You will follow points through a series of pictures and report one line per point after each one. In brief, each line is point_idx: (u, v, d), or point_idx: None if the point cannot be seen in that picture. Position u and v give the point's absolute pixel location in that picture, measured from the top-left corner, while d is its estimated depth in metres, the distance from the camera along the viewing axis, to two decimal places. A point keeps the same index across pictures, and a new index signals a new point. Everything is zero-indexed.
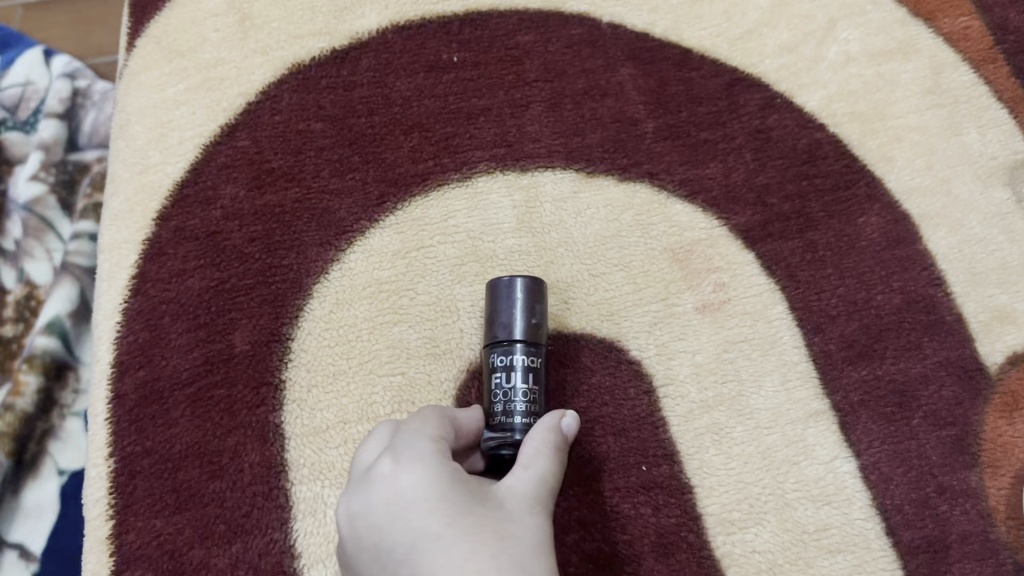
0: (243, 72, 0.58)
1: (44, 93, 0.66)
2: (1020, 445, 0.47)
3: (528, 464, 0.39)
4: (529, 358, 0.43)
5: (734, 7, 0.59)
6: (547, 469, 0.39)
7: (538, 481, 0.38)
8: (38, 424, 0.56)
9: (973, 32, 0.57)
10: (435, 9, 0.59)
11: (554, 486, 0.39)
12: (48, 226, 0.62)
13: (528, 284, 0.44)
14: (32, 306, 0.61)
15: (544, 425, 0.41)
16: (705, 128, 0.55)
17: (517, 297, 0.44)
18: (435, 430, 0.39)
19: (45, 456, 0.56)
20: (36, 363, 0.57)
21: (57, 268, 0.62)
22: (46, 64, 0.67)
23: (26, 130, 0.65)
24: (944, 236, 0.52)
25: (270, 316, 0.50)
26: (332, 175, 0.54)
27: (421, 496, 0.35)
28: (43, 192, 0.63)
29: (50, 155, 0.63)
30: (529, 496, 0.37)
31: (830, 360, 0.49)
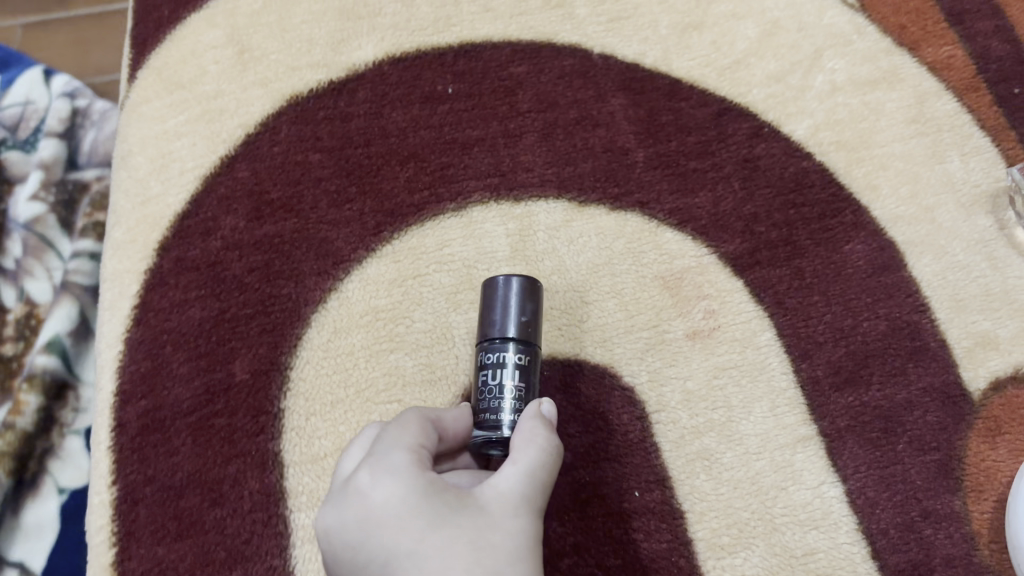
0: (242, 104, 0.59)
1: (44, 112, 0.71)
2: (1003, 470, 0.48)
3: (517, 460, 0.38)
4: (519, 357, 0.43)
5: (723, 38, 0.60)
6: (536, 461, 0.38)
7: (527, 477, 0.38)
8: (39, 442, 0.61)
9: (956, 61, 0.59)
10: (430, 41, 0.60)
11: (545, 479, 0.38)
12: (48, 244, 0.68)
13: (522, 283, 0.44)
14: (31, 325, 0.66)
15: (529, 416, 0.40)
16: (694, 157, 0.57)
17: (511, 295, 0.44)
18: (417, 437, 0.38)
19: (45, 474, 0.61)
20: (36, 384, 0.62)
21: (56, 286, 0.67)
22: (46, 84, 0.72)
23: (26, 149, 0.70)
24: (929, 263, 0.53)
25: (269, 345, 0.51)
26: (330, 206, 0.55)
27: (396, 510, 0.35)
28: (43, 211, 0.68)
29: (50, 175, 0.68)
30: (516, 496, 0.37)
31: (818, 387, 0.50)
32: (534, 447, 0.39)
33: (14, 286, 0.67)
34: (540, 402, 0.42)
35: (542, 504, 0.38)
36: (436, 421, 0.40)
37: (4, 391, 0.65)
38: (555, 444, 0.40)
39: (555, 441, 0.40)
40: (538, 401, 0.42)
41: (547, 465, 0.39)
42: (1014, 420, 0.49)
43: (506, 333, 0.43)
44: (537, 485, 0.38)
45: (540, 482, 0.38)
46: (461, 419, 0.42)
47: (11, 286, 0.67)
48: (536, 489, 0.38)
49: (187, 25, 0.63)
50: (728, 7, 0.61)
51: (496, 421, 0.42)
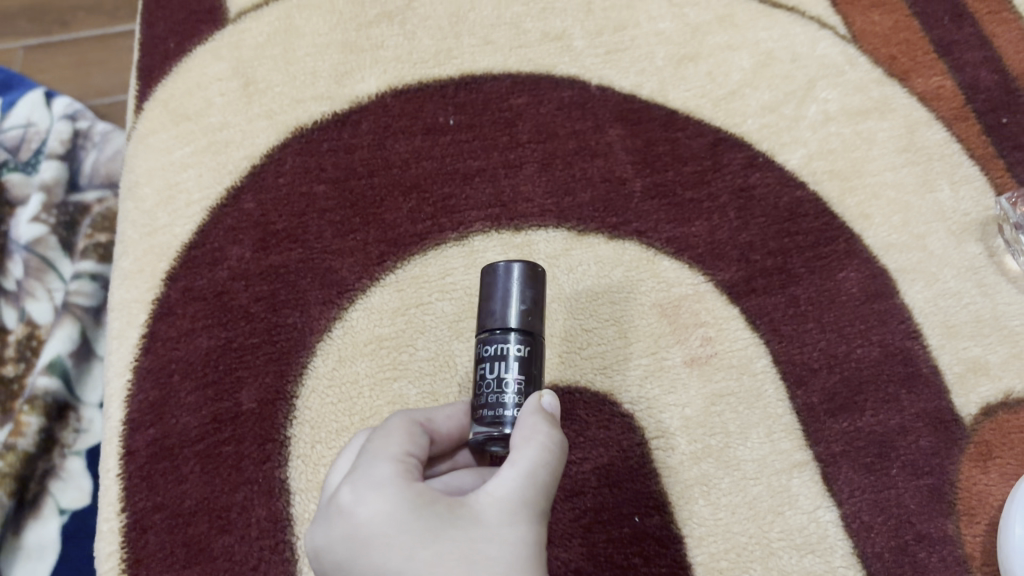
0: (248, 136, 0.60)
1: (44, 133, 0.74)
2: (994, 494, 0.49)
3: (516, 462, 0.36)
4: (520, 348, 0.40)
5: (718, 69, 0.62)
6: (536, 461, 0.37)
7: (527, 480, 0.36)
8: (40, 463, 0.63)
9: (946, 91, 0.61)
10: (432, 73, 0.62)
11: (547, 480, 0.37)
12: (48, 265, 0.70)
13: (524, 267, 0.41)
14: (32, 344, 0.68)
15: (530, 411, 0.39)
16: (690, 187, 0.58)
17: (512, 282, 0.41)
18: (402, 446, 0.38)
19: (45, 494, 0.62)
20: (38, 405, 0.63)
21: (56, 306, 0.69)
22: (46, 106, 0.75)
23: (27, 170, 0.73)
24: (920, 290, 0.54)
25: (275, 374, 0.52)
26: (334, 236, 0.56)
27: (381, 528, 0.35)
28: (43, 232, 0.71)
29: (52, 197, 0.71)
30: (514, 501, 0.36)
31: (813, 413, 0.51)
32: (534, 446, 0.37)
33: (15, 307, 0.69)
34: (541, 393, 0.40)
35: (546, 504, 0.37)
36: (425, 423, 0.41)
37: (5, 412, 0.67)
38: (558, 439, 0.38)
39: (557, 435, 0.38)
40: (537, 393, 0.40)
41: (549, 463, 0.37)
42: (1005, 444, 0.50)
43: (508, 322, 0.40)
44: (539, 486, 0.37)
45: (541, 482, 0.37)
46: (454, 416, 0.42)
47: (12, 307, 0.69)
48: (539, 490, 0.37)
49: (194, 58, 0.64)
50: (722, 39, 0.63)
51: (498, 417, 0.39)
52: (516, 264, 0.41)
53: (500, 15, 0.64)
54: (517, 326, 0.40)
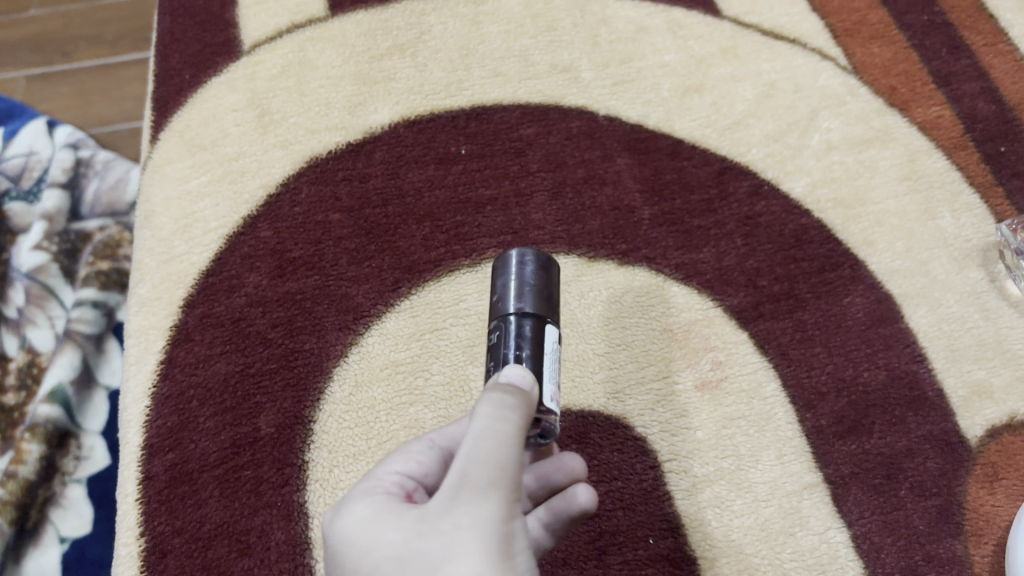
0: (263, 166, 0.62)
1: (46, 162, 0.79)
2: (1001, 514, 0.50)
3: (466, 443, 0.34)
4: (534, 332, 0.38)
5: (722, 101, 0.64)
6: (485, 433, 0.33)
7: (473, 457, 0.33)
8: (41, 491, 0.63)
9: (945, 121, 0.63)
10: (443, 104, 0.64)
11: (498, 448, 0.33)
12: (50, 293, 0.72)
13: (531, 255, 0.40)
14: (33, 373, 0.69)
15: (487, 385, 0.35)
16: (697, 215, 0.59)
17: (521, 267, 0.40)
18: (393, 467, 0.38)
19: (46, 523, 0.63)
20: (39, 433, 0.64)
21: (57, 334, 0.71)
22: (48, 136, 0.80)
23: (28, 199, 0.77)
24: (925, 314, 0.56)
25: (293, 399, 0.53)
26: (350, 264, 0.57)
27: (336, 542, 0.34)
28: (45, 261, 0.73)
29: (54, 225, 0.74)
30: (458, 484, 0.33)
31: (822, 436, 0.52)
32: (481, 419, 0.34)
33: (16, 334, 0.71)
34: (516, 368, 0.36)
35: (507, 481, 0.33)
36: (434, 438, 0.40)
37: (5, 440, 0.67)
38: (513, 408, 0.34)
39: (513, 404, 0.34)
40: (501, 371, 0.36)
41: (502, 436, 0.33)
42: (1010, 465, 0.51)
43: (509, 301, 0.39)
44: (489, 460, 0.33)
45: (492, 457, 0.33)
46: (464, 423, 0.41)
47: (13, 335, 0.71)
48: (494, 465, 0.33)
49: (209, 89, 0.66)
50: (726, 71, 0.65)
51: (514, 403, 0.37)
52: (529, 251, 0.40)
53: (508, 48, 0.67)
54: (518, 304, 0.38)
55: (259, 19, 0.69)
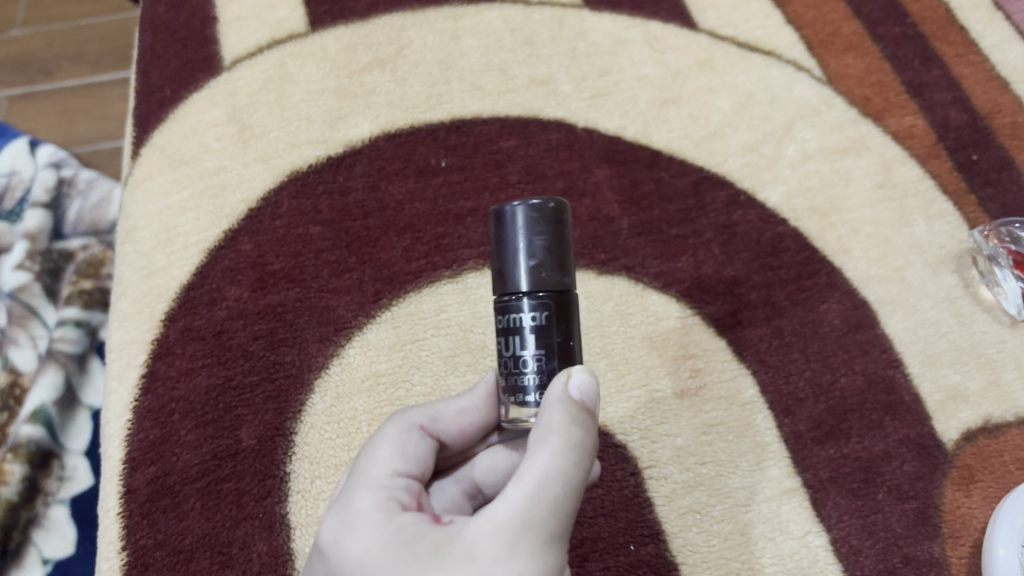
0: (244, 180, 0.62)
1: (28, 182, 0.79)
2: (978, 517, 0.50)
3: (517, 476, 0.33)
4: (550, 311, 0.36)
5: (699, 112, 0.65)
6: (549, 467, 0.33)
7: (525, 492, 0.32)
8: (24, 512, 0.63)
9: (918, 130, 0.64)
10: (423, 117, 0.65)
11: (560, 493, 0.33)
12: (32, 313, 0.72)
13: (549, 209, 0.36)
14: (15, 394, 0.69)
15: (551, 403, 0.34)
16: (676, 224, 0.60)
17: (550, 226, 0.36)
18: (392, 463, 0.38)
19: (29, 545, 0.63)
20: (21, 453, 0.63)
21: (41, 354, 0.70)
22: (30, 154, 0.80)
23: (11, 220, 0.76)
24: (901, 320, 0.56)
25: (274, 411, 0.53)
26: (331, 276, 0.58)
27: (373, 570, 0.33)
28: (28, 280, 0.73)
29: (36, 244, 0.74)
30: (513, 519, 0.32)
31: (801, 441, 0.52)
32: (547, 453, 0.33)
33: None
34: (592, 378, 0.35)
35: (558, 528, 0.33)
36: (425, 427, 0.41)
37: None
38: (580, 441, 0.34)
39: (584, 442, 0.34)
40: (571, 368, 0.36)
41: (572, 473, 0.33)
42: (986, 468, 0.52)
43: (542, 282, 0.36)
44: (546, 501, 0.32)
45: (554, 496, 0.33)
46: (465, 414, 0.42)
47: None
48: (540, 504, 0.32)
49: (189, 104, 0.66)
50: (702, 82, 0.66)
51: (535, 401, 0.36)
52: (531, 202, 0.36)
53: (487, 62, 0.67)
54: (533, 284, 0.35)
55: (240, 35, 0.70)
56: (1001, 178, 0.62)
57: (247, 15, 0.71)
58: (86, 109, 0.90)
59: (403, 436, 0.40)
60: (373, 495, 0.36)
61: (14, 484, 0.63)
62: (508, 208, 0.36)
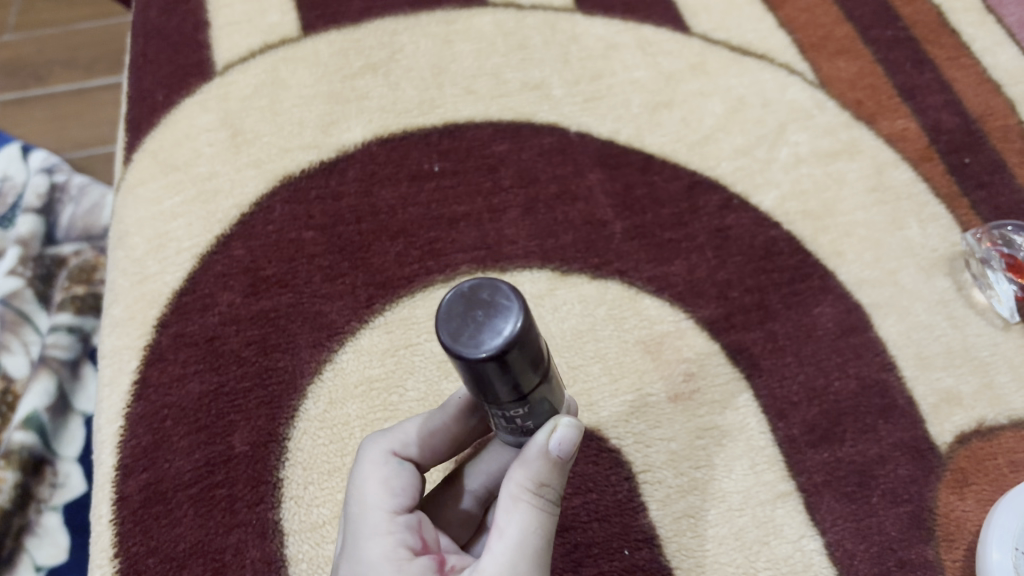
0: (236, 185, 0.62)
1: (21, 187, 0.78)
2: (972, 520, 0.50)
3: (500, 533, 0.37)
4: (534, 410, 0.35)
5: (691, 116, 0.65)
6: (526, 523, 0.37)
7: (511, 549, 0.36)
8: (17, 519, 0.62)
9: (910, 133, 0.64)
10: (416, 122, 0.65)
11: (539, 544, 0.37)
12: (24, 318, 0.71)
13: (510, 354, 0.30)
14: (9, 400, 0.68)
15: (527, 454, 0.37)
16: (669, 228, 0.60)
17: (517, 365, 0.31)
18: (385, 503, 0.40)
19: (22, 552, 0.62)
20: (14, 460, 0.63)
21: (33, 360, 0.70)
22: (23, 160, 0.80)
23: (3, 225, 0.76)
24: (894, 323, 0.56)
25: (267, 417, 0.53)
26: (323, 281, 0.58)
27: None
28: (20, 286, 0.72)
29: (28, 250, 0.74)
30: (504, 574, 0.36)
31: (794, 445, 0.52)
32: (526, 510, 0.37)
33: None
34: (577, 427, 0.37)
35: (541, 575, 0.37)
36: (399, 452, 0.43)
37: None
38: (553, 492, 0.38)
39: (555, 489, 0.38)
40: (555, 419, 0.37)
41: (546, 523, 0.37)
42: (979, 470, 0.52)
43: (503, 404, 0.33)
44: (529, 553, 0.37)
45: (536, 547, 0.37)
46: (435, 430, 0.43)
47: None
48: (524, 558, 0.36)
49: (181, 109, 0.66)
50: (695, 86, 0.66)
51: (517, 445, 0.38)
52: (489, 346, 0.30)
53: (480, 66, 0.67)
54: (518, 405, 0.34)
55: (232, 40, 0.69)
56: (993, 181, 0.62)
57: (239, 20, 0.70)
58: (77, 111, 0.90)
59: (384, 473, 0.42)
60: (380, 546, 0.39)
61: (7, 490, 0.62)
62: (465, 345, 0.30)
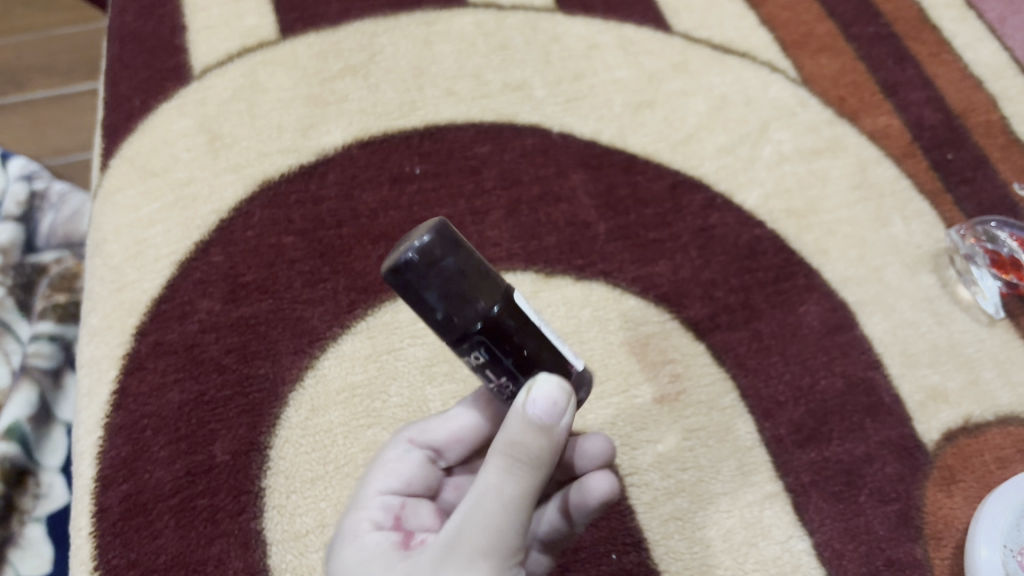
0: (215, 190, 0.61)
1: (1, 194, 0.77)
2: (960, 517, 0.50)
3: (475, 493, 0.35)
4: (507, 355, 0.33)
5: (674, 115, 0.64)
6: (489, 488, 0.35)
7: (487, 514, 0.34)
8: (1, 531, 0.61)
9: (893, 130, 0.64)
10: (396, 124, 0.64)
11: (494, 512, 0.34)
12: (6, 328, 0.70)
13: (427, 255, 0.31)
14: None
15: (512, 410, 0.35)
16: (652, 228, 0.59)
17: (441, 269, 0.31)
18: (385, 481, 0.44)
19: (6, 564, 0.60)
20: None
21: (15, 370, 0.68)
22: (4, 167, 0.79)
23: None
24: (880, 321, 0.56)
25: (248, 425, 0.52)
26: (304, 287, 0.57)
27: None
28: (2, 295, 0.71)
29: (9, 258, 0.72)
30: (453, 540, 0.35)
31: (782, 445, 0.52)
32: (506, 470, 0.35)
33: None
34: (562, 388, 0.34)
35: (498, 545, 0.34)
36: (415, 440, 0.45)
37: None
38: (529, 457, 0.35)
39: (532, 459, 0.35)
40: (534, 377, 0.34)
41: (508, 493, 0.35)
42: (966, 468, 0.51)
43: (462, 333, 0.32)
44: (477, 521, 0.34)
45: (489, 517, 0.34)
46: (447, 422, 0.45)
47: None
48: (499, 526, 0.35)
49: (158, 114, 0.65)
50: (677, 85, 0.66)
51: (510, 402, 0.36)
52: (406, 251, 0.31)
53: (460, 67, 0.67)
54: (474, 328, 0.32)
55: (209, 44, 0.68)
56: (976, 177, 0.62)
57: (216, 24, 0.70)
58: (56, 116, 0.89)
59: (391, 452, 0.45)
60: (356, 521, 0.41)
61: None
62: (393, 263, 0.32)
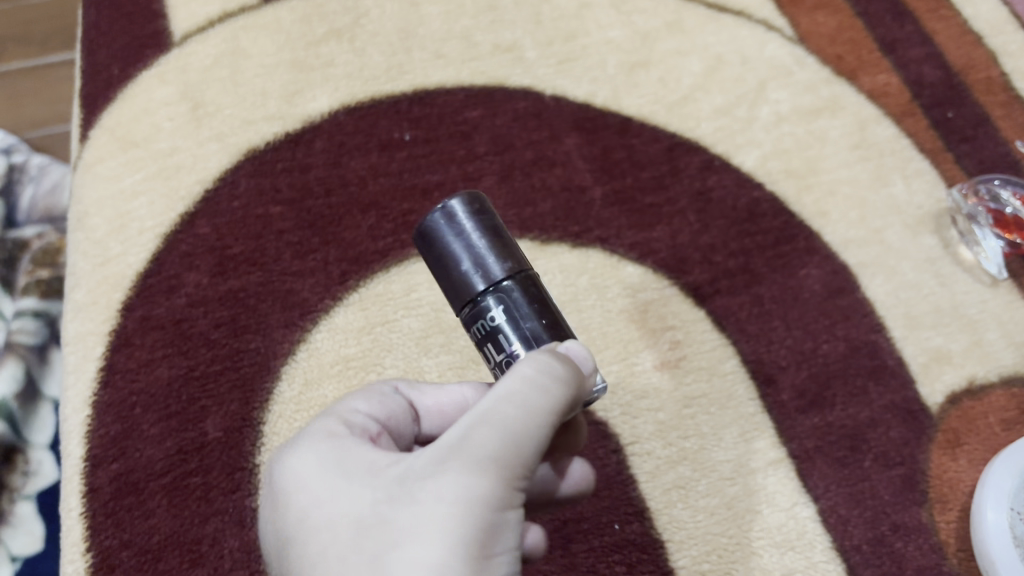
0: (199, 160, 0.59)
1: None
2: (965, 480, 0.49)
3: (525, 402, 0.30)
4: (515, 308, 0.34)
5: (669, 76, 0.63)
6: (518, 391, 0.31)
7: (525, 429, 0.30)
8: None
9: (892, 88, 0.63)
10: (384, 89, 0.62)
11: (530, 415, 0.30)
12: None
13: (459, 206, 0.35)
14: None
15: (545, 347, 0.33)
16: (649, 192, 0.58)
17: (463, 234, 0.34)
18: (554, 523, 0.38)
19: None
20: None
21: None
22: None
23: None
24: (881, 283, 0.55)
25: (239, 401, 0.51)
26: (293, 258, 0.55)
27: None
28: None
29: None
30: (475, 442, 0.30)
31: (784, 411, 0.51)
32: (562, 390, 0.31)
33: None
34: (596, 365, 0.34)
35: (521, 458, 0.30)
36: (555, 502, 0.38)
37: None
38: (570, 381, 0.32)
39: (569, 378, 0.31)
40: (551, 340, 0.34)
41: (546, 400, 0.31)
42: (971, 430, 0.51)
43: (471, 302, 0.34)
44: (503, 426, 0.30)
45: (518, 422, 0.30)
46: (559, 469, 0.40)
47: None
48: (531, 444, 0.30)
49: (139, 83, 0.63)
50: (672, 45, 0.64)
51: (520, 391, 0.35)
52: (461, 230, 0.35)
53: (448, 29, 0.65)
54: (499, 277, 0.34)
55: (189, 9, 0.66)
56: (977, 135, 0.61)
57: None
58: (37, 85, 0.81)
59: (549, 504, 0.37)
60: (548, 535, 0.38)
61: None
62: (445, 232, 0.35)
